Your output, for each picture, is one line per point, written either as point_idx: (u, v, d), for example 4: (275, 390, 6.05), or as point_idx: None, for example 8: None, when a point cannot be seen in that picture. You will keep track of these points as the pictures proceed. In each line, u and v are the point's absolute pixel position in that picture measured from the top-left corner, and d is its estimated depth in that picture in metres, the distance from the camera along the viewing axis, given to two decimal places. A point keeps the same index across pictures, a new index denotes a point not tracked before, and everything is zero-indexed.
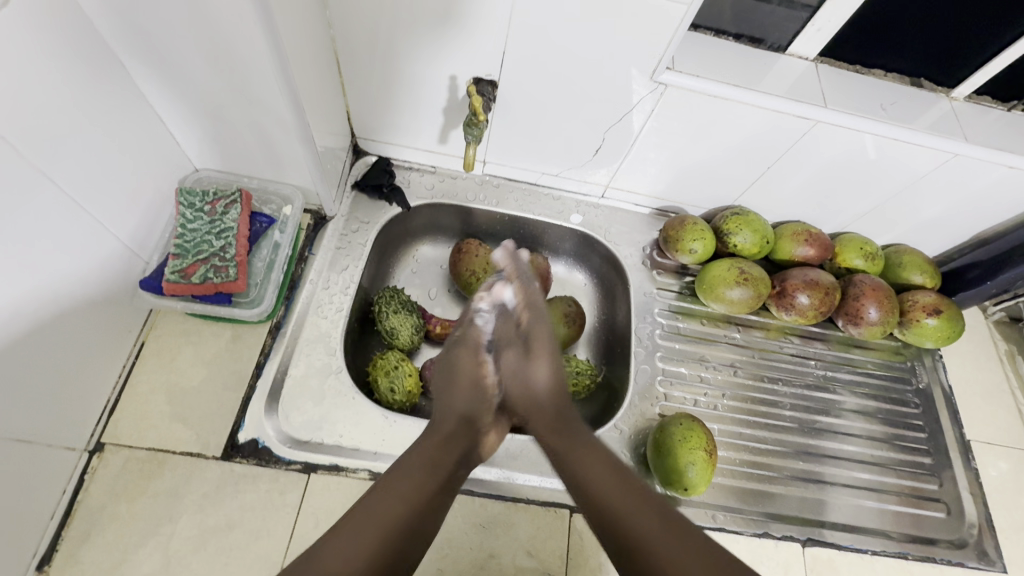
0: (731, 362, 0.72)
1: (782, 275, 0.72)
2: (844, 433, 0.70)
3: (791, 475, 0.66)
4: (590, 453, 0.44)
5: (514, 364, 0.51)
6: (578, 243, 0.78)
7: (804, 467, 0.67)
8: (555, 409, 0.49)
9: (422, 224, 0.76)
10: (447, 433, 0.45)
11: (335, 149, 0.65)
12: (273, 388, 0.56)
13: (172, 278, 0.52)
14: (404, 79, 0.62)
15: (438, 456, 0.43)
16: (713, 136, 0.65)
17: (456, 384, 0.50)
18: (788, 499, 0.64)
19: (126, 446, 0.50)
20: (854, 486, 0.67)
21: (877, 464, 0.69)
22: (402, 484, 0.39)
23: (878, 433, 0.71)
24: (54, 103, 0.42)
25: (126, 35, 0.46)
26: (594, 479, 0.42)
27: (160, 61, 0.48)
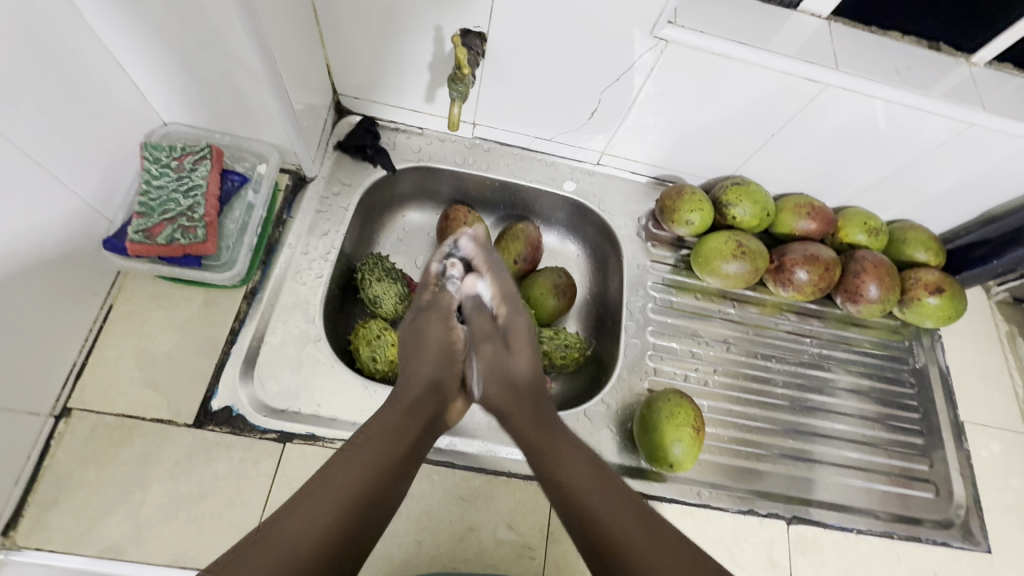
0: (724, 338, 0.70)
1: (781, 249, 0.69)
2: (835, 412, 0.69)
3: (779, 452, 0.65)
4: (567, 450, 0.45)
5: (495, 356, 0.50)
6: (571, 212, 0.75)
7: (793, 445, 0.66)
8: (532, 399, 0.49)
9: (408, 189, 0.73)
10: (391, 425, 0.42)
11: (315, 106, 0.61)
12: (249, 355, 0.54)
13: (136, 238, 0.49)
14: (388, 30, 0.58)
15: (392, 451, 0.41)
16: (716, 99, 0.61)
17: (422, 350, 0.49)
18: (774, 477, 0.63)
19: (94, 411, 0.49)
20: (842, 465, 0.66)
21: (867, 443, 0.68)
22: (340, 487, 0.37)
23: (870, 412, 0.70)
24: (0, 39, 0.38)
25: None
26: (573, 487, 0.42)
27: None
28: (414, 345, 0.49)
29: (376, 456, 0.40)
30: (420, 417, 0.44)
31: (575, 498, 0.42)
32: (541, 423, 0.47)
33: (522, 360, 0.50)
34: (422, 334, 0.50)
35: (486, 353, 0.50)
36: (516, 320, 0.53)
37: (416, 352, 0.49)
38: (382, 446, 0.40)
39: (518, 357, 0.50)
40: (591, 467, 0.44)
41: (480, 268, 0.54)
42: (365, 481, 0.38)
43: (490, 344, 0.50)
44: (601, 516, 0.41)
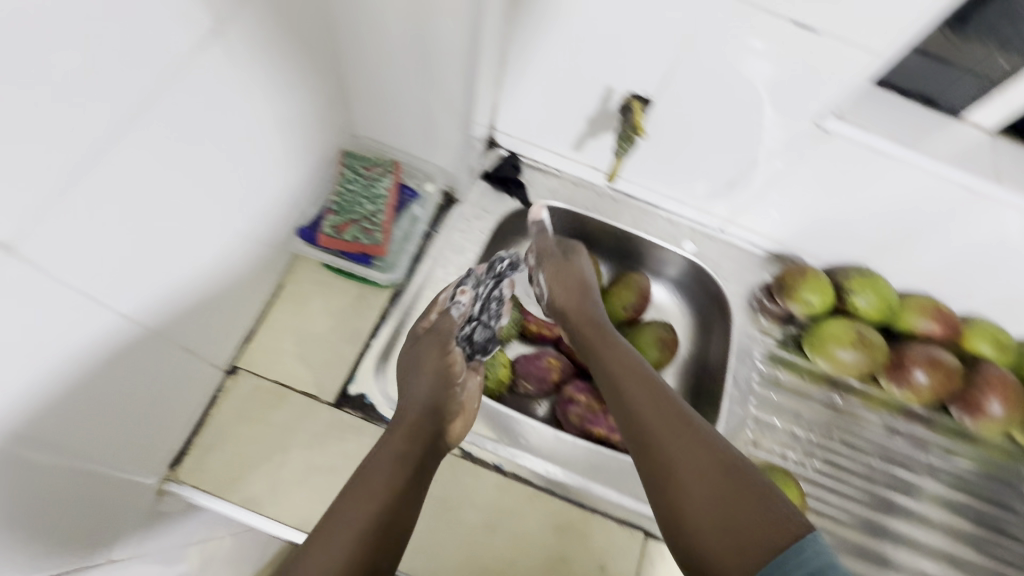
0: (826, 424, 0.69)
1: (898, 346, 0.69)
2: (935, 526, 0.66)
3: (871, 555, 0.63)
4: (613, 358, 0.57)
5: (556, 270, 0.67)
6: (685, 271, 0.78)
7: (888, 551, 0.63)
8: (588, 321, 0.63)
9: (536, 223, 0.78)
10: (397, 448, 0.49)
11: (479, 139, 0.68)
12: (386, 350, 0.59)
13: (329, 232, 0.59)
14: (560, 82, 0.63)
15: (399, 476, 0.47)
16: (861, 191, 0.62)
17: (419, 372, 0.55)
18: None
19: (256, 374, 0.55)
20: None
21: (967, 567, 0.64)
22: (364, 503, 0.44)
23: (973, 534, 0.66)
24: (272, 53, 0.46)
25: (342, 7, 0.50)
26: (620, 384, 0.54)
27: (359, 29, 0.51)
28: (414, 368, 0.55)
29: (383, 481, 0.46)
30: (420, 440, 0.50)
31: (620, 388, 0.54)
32: (601, 345, 0.60)
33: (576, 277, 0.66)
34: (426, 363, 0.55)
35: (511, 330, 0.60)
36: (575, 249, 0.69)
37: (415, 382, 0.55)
38: (389, 472, 0.47)
39: (574, 274, 0.66)
40: (637, 368, 0.56)
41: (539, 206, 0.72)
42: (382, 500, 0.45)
43: (551, 259, 0.68)
44: (637, 400, 0.52)
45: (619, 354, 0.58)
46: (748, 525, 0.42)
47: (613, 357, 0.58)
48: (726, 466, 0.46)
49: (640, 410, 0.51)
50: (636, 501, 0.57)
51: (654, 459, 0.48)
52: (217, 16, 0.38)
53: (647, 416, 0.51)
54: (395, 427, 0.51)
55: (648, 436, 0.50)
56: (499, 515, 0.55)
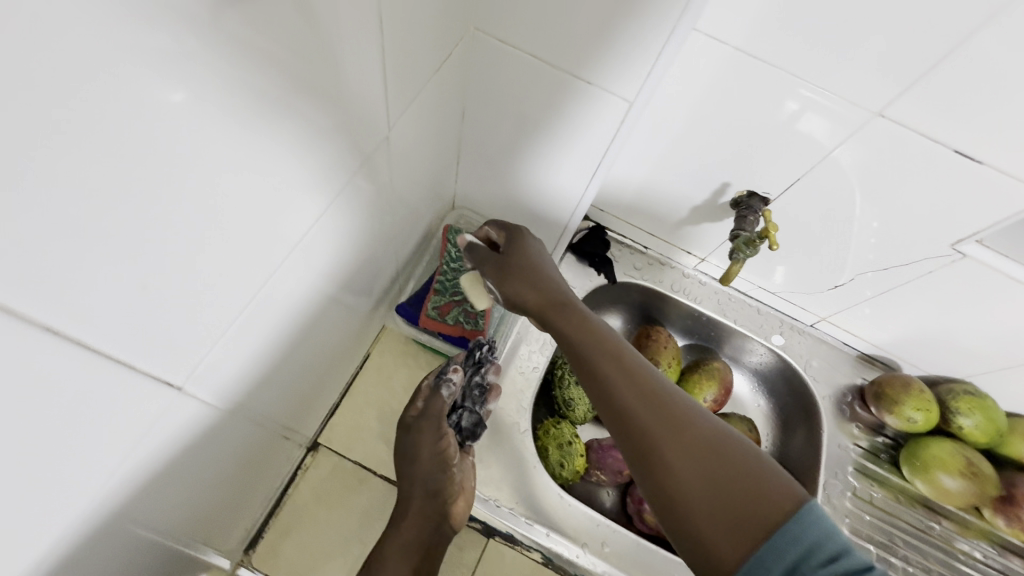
0: (924, 553, 0.64)
1: (1007, 477, 0.64)
2: None
3: None
4: (588, 343, 0.43)
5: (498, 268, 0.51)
6: (771, 364, 0.74)
7: None
8: (552, 293, 0.48)
9: (618, 299, 0.75)
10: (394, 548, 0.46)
11: None
12: None
13: (431, 313, 0.57)
14: (671, 171, 0.62)
15: (400, 569, 0.45)
16: (982, 313, 0.59)
17: (414, 464, 0.49)
18: None
19: (337, 452, 0.52)
20: None
21: None
22: None
23: None
24: (407, 133, 0.45)
25: (482, 97, 0.50)
26: (598, 375, 0.41)
27: (496, 113, 0.51)
28: (405, 461, 0.49)
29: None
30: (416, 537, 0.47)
31: (596, 381, 0.41)
32: (567, 321, 0.46)
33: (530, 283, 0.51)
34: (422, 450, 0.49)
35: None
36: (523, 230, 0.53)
37: (408, 472, 0.49)
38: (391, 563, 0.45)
39: (523, 255, 0.50)
40: (613, 350, 0.42)
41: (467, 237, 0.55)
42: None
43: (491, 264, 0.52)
44: (620, 394, 0.40)
45: (593, 335, 0.44)
46: (744, 510, 0.33)
47: (587, 340, 0.44)
48: (735, 468, 0.35)
49: (624, 407, 0.39)
50: None
51: (646, 470, 0.37)
52: (370, 109, 0.37)
53: (634, 413, 0.38)
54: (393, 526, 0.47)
55: (637, 441, 0.38)
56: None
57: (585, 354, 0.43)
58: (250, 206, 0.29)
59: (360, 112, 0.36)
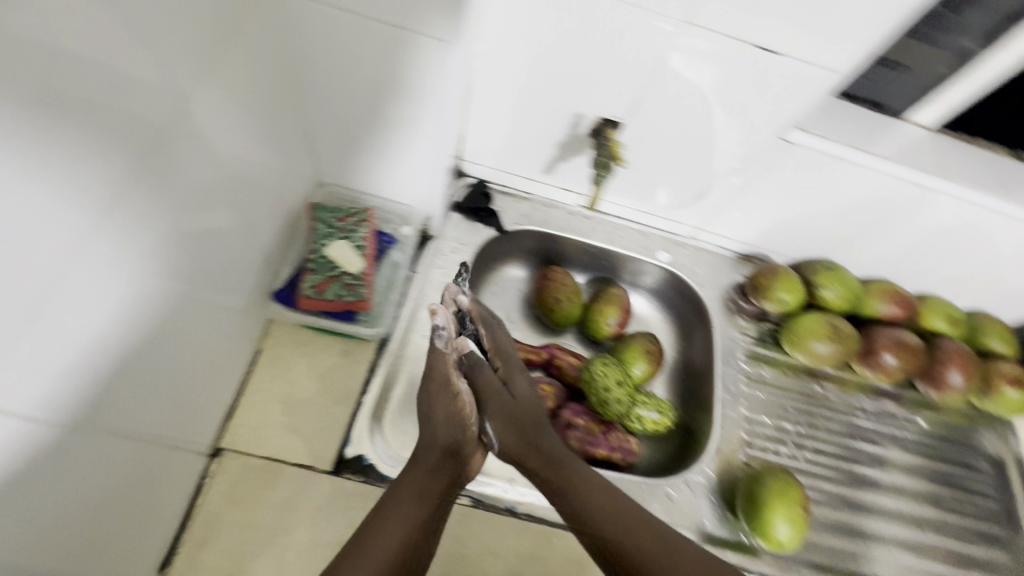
0: (809, 413, 0.72)
1: (866, 333, 0.73)
2: (910, 492, 0.70)
3: (842, 524, 0.66)
4: (582, 483, 0.52)
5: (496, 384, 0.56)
6: (663, 280, 0.79)
7: (862, 525, 0.66)
8: (546, 448, 0.54)
9: (513, 248, 0.78)
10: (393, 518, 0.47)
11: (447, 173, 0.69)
12: (380, 405, 0.57)
13: (309, 293, 0.56)
14: (528, 113, 0.63)
15: (413, 513, 0.48)
16: (817, 195, 0.66)
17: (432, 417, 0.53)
18: (853, 553, 0.65)
19: (243, 453, 0.51)
20: (909, 547, 0.66)
21: (950, 528, 0.69)
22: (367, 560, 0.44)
23: (944, 498, 0.71)
24: (233, 104, 0.44)
25: (309, 58, 0.51)
26: (590, 508, 0.50)
27: (332, 75, 0.52)
28: (426, 417, 0.53)
29: (402, 526, 0.47)
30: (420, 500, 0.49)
31: (591, 521, 0.50)
32: (562, 479, 0.52)
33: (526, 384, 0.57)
34: (439, 404, 0.53)
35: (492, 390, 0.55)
36: (500, 339, 0.60)
37: (429, 428, 0.53)
38: (408, 510, 0.48)
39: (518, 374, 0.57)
40: (605, 496, 0.51)
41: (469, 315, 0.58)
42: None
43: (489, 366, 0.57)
44: (615, 540, 0.49)
45: (585, 478, 0.52)
46: None
47: (583, 489, 0.51)
48: None
49: (625, 545, 0.48)
50: None
51: None
52: (163, 79, 0.35)
53: (637, 570, 0.47)
54: (394, 497, 0.48)
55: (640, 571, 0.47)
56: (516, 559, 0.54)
57: (575, 495, 0.51)
58: (17, 193, 0.26)
59: (157, 87, 0.34)
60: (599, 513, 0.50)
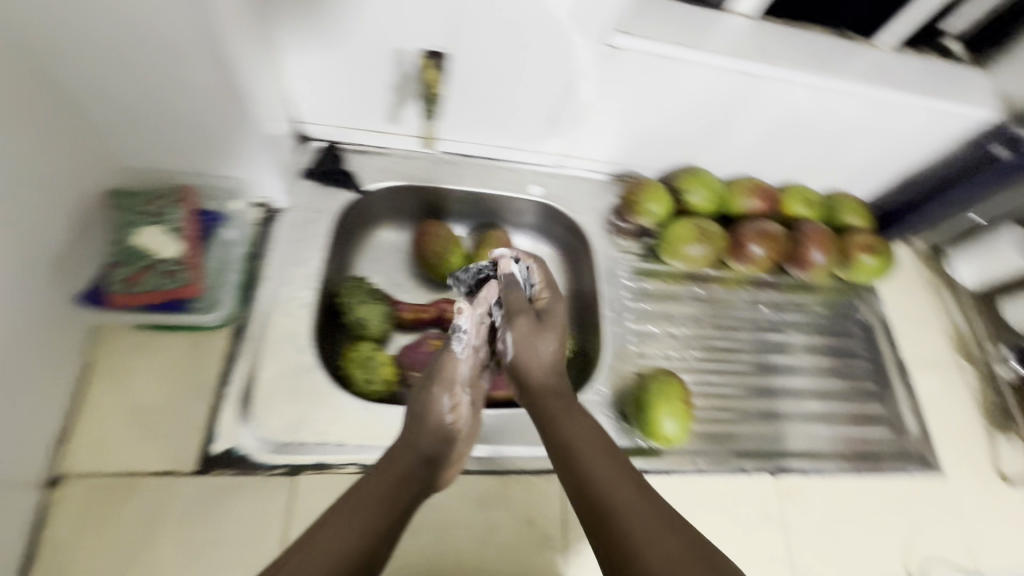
0: (693, 315, 0.75)
1: (734, 229, 0.76)
2: (797, 368, 0.74)
3: (759, 412, 0.69)
4: (575, 429, 0.50)
5: (526, 333, 0.56)
6: (540, 214, 0.78)
7: (761, 405, 0.69)
8: (546, 383, 0.55)
9: (381, 209, 0.74)
10: (351, 514, 0.41)
11: (281, 137, 0.64)
12: (245, 393, 0.54)
13: (120, 288, 0.51)
14: (355, 54, 0.60)
15: (382, 507, 0.43)
16: (659, 99, 0.67)
17: (421, 418, 0.52)
18: (748, 436, 0.67)
19: (87, 474, 0.47)
20: (812, 418, 0.70)
21: (839, 394, 0.74)
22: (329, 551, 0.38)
23: (828, 367, 0.75)
24: None
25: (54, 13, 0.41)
26: (580, 453, 0.48)
27: (92, 35, 0.44)
28: (417, 415, 0.51)
29: (369, 514, 0.42)
30: (386, 503, 0.44)
31: (578, 459, 0.47)
32: (563, 413, 0.52)
33: (552, 345, 0.57)
34: (431, 407, 0.53)
35: (522, 343, 0.56)
36: (550, 305, 0.60)
37: (415, 426, 0.51)
38: (378, 503, 0.43)
39: (544, 338, 0.57)
40: (597, 441, 0.49)
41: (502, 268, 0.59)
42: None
43: (523, 314, 0.58)
44: (598, 481, 0.45)
45: (579, 420, 0.51)
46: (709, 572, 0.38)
47: (583, 435, 0.49)
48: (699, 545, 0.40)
49: (605, 491, 0.44)
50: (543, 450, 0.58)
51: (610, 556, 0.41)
52: None
53: (610, 507, 0.43)
54: (365, 487, 0.44)
55: (613, 520, 0.42)
56: (415, 514, 0.53)
57: (577, 432, 0.50)
58: None
59: None
60: (591, 452, 0.48)
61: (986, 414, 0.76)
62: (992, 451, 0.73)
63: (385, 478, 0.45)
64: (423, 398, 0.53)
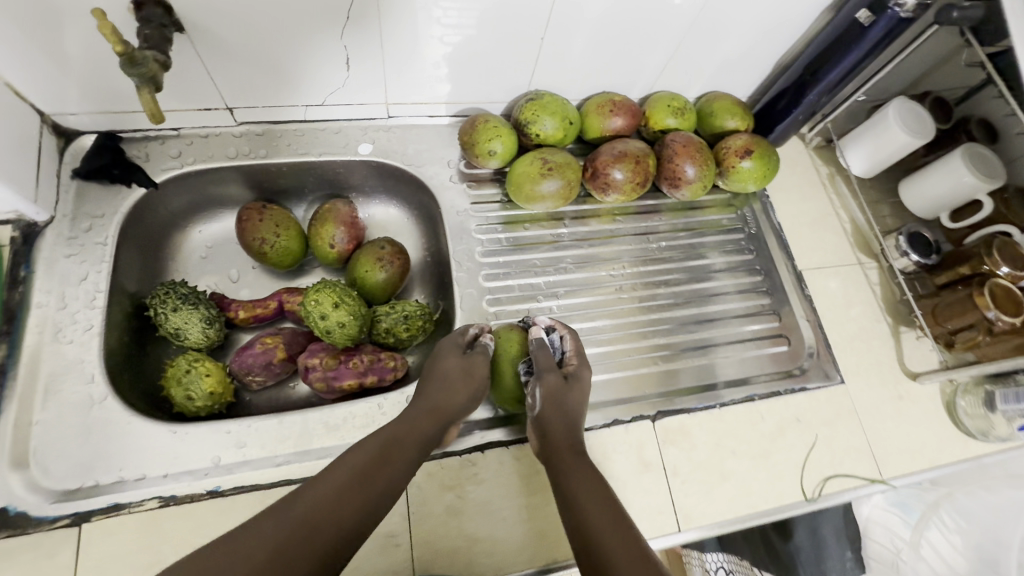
0: (563, 260, 0.68)
1: (593, 155, 0.67)
2: (717, 295, 0.69)
3: (690, 347, 0.65)
4: (599, 489, 0.45)
5: (558, 389, 0.51)
6: (379, 175, 0.69)
7: (701, 337, 0.66)
8: (570, 437, 0.50)
9: (191, 202, 0.65)
10: (369, 467, 0.43)
11: (25, 137, 0.54)
12: (15, 443, 0.47)
13: None
14: (58, 21, 0.48)
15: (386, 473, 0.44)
16: (463, 14, 0.57)
17: (455, 379, 0.52)
18: (689, 370, 0.64)
19: None
20: (745, 341, 0.67)
21: (763, 313, 0.69)
22: (310, 512, 0.39)
23: (748, 284, 0.70)
24: None
25: None
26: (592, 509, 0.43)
27: None
28: (451, 376, 0.52)
29: (370, 482, 0.43)
30: (411, 452, 0.46)
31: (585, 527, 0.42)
32: (586, 471, 0.47)
33: (579, 410, 0.52)
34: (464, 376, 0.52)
35: (551, 399, 0.51)
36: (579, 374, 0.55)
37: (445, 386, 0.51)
38: (382, 465, 0.44)
39: (574, 402, 0.52)
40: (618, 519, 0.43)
41: (563, 327, 0.58)
42: (334, 529, 0.39)
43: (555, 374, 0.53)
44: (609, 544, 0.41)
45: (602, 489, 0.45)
46: None
47: (599, 496, 0.45)
48: None
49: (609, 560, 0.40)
50: None
51: None
52: None
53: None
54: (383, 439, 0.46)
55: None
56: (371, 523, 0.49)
57: (592, 488, 0.45)
58: None
59: None
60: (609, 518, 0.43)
61: (887, 310, 0.71)
62: (896, 348, 0.68)
63: (419, 425, 0.48)
64: (466, 361, 0.53)
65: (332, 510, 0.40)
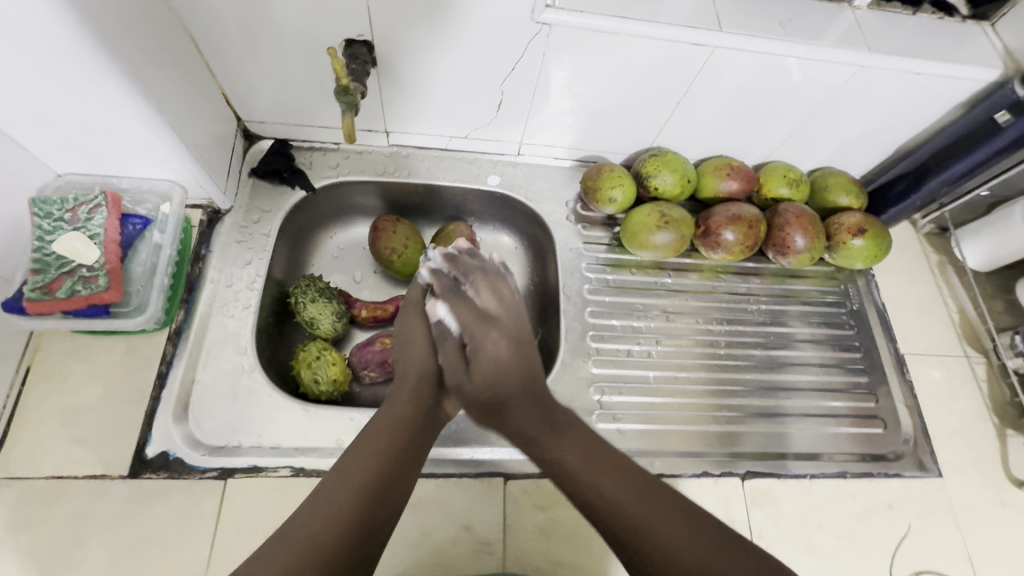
0: (665, 309, 0.71)
1: (706, 213, 0.70)
2: (796, 364, 0.70)
3: (748, 412, 0.66)
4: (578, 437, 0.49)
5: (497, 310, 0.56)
6: (502, 206, 0.76)
7: (758, 402, 0.66)
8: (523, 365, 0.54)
9: (337, 208, 0.73)
10: (378, 441, 0.47)
11: (224, 136, 0.64)
12: (180, 396, 0.54)
13: (34, 295, 0.51)
14: (278, 48, 0.58)
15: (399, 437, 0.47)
16: (611, 75, 0.62)
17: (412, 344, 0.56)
18: (751, 435, 0.64)
19: (25, 476, 0.49)
20: (822, 416, 0.66)
21: (845, 391, 0.68)
22: (350, 484, 0.43)
23: (830, 359, 0.70)
24: None
25: None
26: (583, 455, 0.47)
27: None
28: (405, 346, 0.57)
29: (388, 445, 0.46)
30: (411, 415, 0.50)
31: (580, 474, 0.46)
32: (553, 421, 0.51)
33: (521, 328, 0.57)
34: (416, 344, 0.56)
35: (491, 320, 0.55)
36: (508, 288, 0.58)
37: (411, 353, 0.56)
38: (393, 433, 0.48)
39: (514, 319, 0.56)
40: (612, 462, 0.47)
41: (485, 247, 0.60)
42: (372, 491, 0.43)
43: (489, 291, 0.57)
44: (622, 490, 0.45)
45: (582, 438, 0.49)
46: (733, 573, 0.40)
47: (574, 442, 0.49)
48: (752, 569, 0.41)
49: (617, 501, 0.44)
50: (491, 452, 0.56)
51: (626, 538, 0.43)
52: None
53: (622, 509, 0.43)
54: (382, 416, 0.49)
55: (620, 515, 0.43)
56: (470, 528, 0.53)
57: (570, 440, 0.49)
58: None
59: None
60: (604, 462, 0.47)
61: (993, 409, 0.68)
62: (1000, 450, 0.66)
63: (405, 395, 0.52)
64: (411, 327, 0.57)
65: (366, 481, 0.43)
